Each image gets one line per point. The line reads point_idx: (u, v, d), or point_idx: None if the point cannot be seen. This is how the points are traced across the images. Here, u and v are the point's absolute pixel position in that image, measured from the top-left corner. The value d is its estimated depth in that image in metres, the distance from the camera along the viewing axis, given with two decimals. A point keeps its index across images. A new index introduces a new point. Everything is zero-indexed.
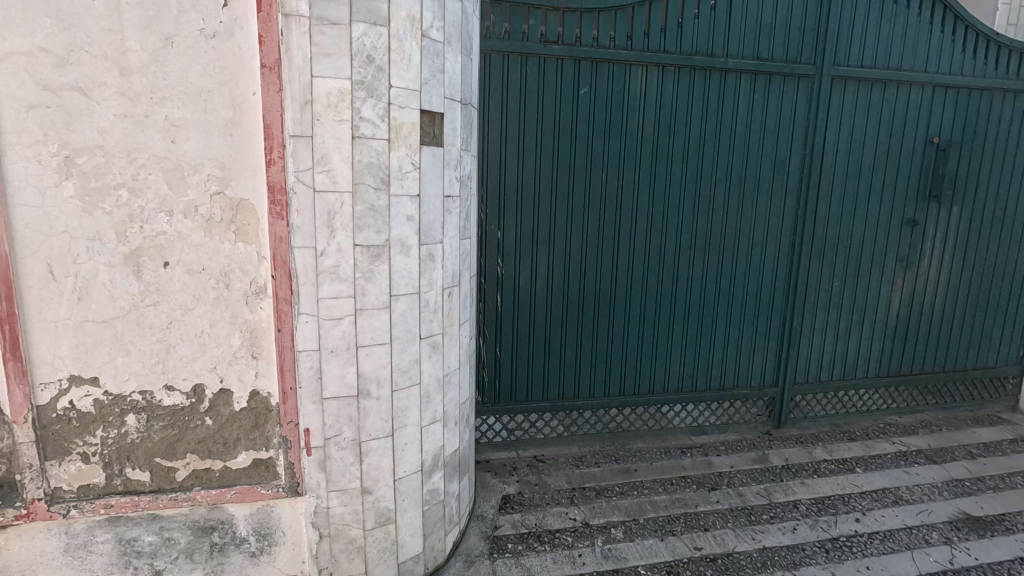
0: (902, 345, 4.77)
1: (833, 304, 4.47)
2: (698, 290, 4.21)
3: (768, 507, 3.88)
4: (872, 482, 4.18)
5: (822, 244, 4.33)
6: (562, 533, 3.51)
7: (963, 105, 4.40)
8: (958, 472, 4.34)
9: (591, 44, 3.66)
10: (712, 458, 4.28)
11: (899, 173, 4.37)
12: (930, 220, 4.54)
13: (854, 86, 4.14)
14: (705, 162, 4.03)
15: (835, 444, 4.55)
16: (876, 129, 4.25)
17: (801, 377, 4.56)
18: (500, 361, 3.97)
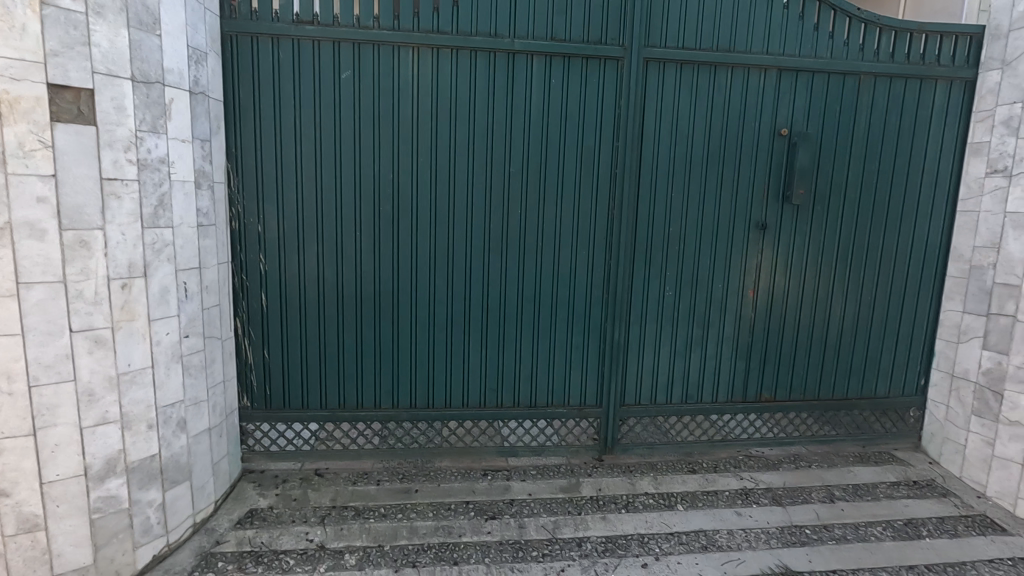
0: (761, 367, 4.14)
1: (665, 317, 3.95)
2: (497, 294, 3.80)
3: (546, 542, 3.41)
4: (688, 522, 3.62)
5: (646, 249, 3.84)
6: (286, 555, 3.19)
7: (819, 92, 3.82)
8: (803, 518, 3.70)
9: (351, 24, 3.39)
10: (511, 483, 3.85)
11: (740, 170, 3.83)
12: (786, 225, 3.96)
13: (675, 70, 3.66)
14: (497, 153, 3.64)
15: (668, 476, 4.00)
16: (707, 119, 3.74)
17: (632, 398, 4.05)
18: (269, 364, 3.72)
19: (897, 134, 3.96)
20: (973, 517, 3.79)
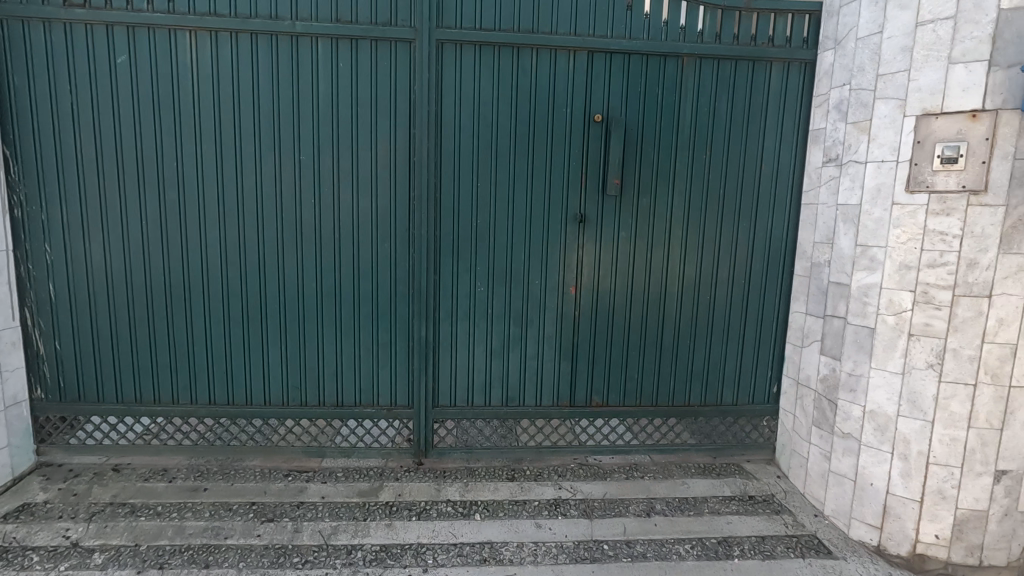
0: (589, 369, 3.88)
1: (477, 314, 3.75)
2: (293, 287, 3.65)
3: (314, 548, 3.24)
4: (478, 532, 3.40)
5: (451, 243, 3.64)
6: (33, 551, 3.07)
7: (636, 76, 3.57)
8: (607, 532, 3.44)
9: (124, 7, 3.30)
10: (308, 485, 3.69)
11: (552, 159, 3.60)
12: (607, 217, 3.70)
13: (473, 52, 3.46)
14: (287, 142, 3.49)
15: (480, 483, 3.78)
16: (511, 106, 3.53)
17: (446, 399, 3.85)
18: (61, 355, 3.66)
19: (729, 121, 3.68)
20: (801, 537, 3.46)
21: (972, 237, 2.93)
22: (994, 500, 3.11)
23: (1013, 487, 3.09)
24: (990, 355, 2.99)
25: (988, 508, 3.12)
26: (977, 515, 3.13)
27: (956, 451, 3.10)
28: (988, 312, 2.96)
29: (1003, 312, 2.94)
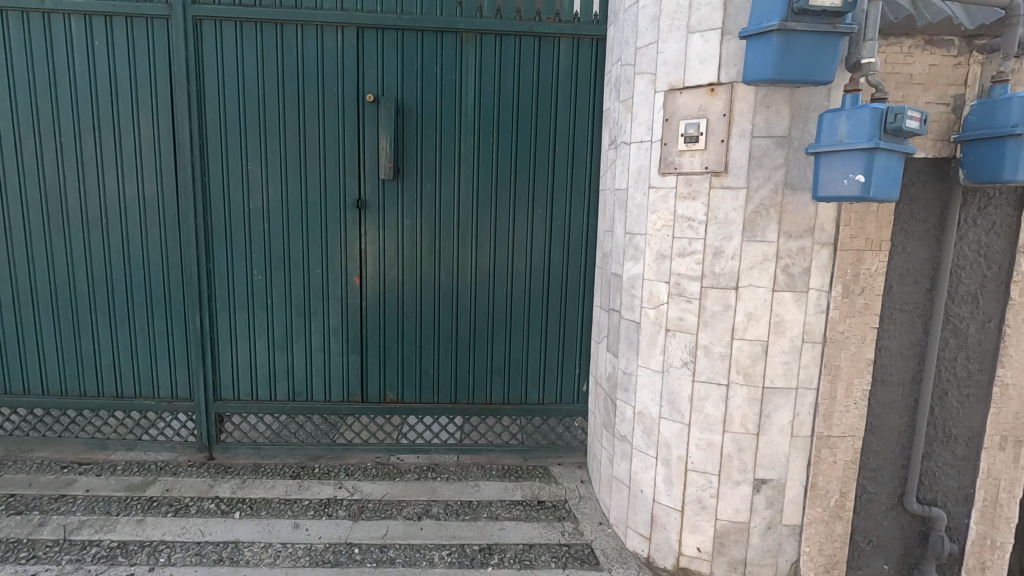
0: (379, 363, 3.71)
1: (256, 304, 3.60)
2: (63, 273, 3.55)
3: (48, 544, 3.07)
4: (228, 532, 3.24)
5: (223, 229, 3.51)
6: None
7: (412, 53, 3.37)
8: (365, 535, 3.26)
9: None
10: (78, 478, 3.55)
11: (325, 142, 3.44)
12: (388, 204, 3.52)
13: (233, 29, 3.30)
14: (46, 123, 3.39)
15: (258, 480, 3.64)
16: (277, 85, 3.37)
17: (228, 392, 3.72)
18: None
19: (516, 102, 3.45)
20: (572, 546, 3.24)
21: (717, 223, 2.67)
22: (755, 511, 2.84)
23: (775, 498, 2.83)
24: (740, 353, 2.72)
25: (749, 520, 2.86)
26: (738, 527, 2.87)
27: (713, 458, 2.84)
28: (736, 305, 2.70)
29: (751, 306, 2.68)
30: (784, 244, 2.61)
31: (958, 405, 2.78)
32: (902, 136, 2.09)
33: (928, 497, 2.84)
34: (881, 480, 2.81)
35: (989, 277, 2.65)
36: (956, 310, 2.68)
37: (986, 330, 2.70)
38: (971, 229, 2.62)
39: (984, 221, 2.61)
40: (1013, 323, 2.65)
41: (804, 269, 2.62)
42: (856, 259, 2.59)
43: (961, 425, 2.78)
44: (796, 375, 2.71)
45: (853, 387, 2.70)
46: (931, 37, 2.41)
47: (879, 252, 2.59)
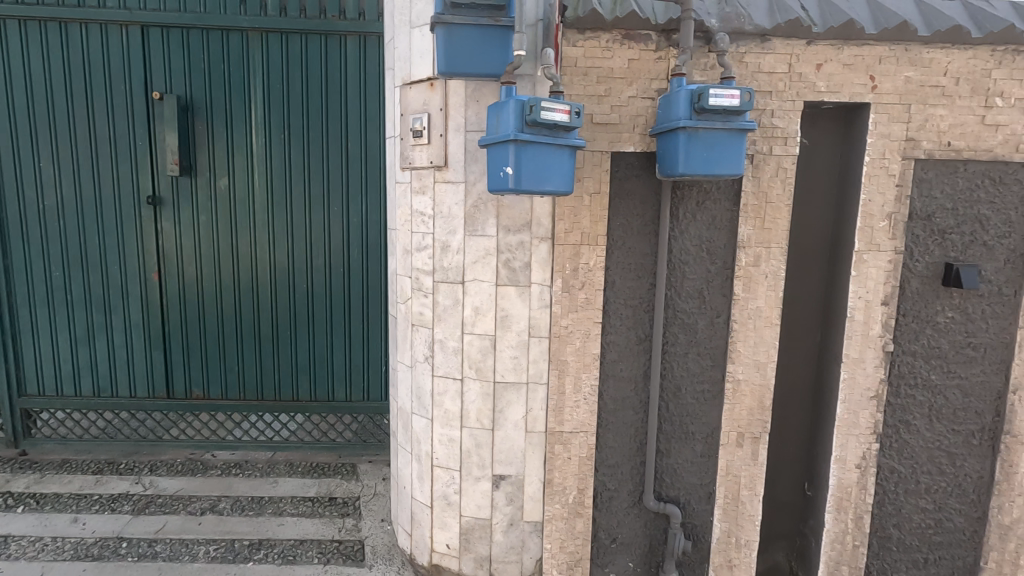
0: (182, 359, 3.73)
1: (56, 300, 3.64)
2: None
3: None
4: (2, 526, 3.23)
5: (19, 226, 3.55)
6: None
7: (198, 51, 3.41)
8: (141, 529, 3.25)
9: None
10: None
11: (116, 139, 3.47)
12: (182, 200, 3.55)
13: (19, 27, 3.35)
14: None
15: (57, 475, 3.64)
16: (65, 83, 3.41)
17: (34, 387, 3.77)
18: None
19: (305, 99, 3.47)
20: (344, 543, 3.23)
21: (442, 217, 2.67)
22: (496, 508, 2.83)
23: (515, 494, 2.81)
24: (470, 348, 2.72)
25: (492, 517, 2.84)
26: (481, 524, 2.86)
27: (454, 453, 2.83)
28: (464, 300, 2.69)
29: (477, 301, 2.68)
30: (503, 238, 2.61)
31: (695, 401, 2.75)
32: (553, 126, 2.10)
33: (671, 494, 2.82)
34: (620, 477, 2.80)
35: (713, 272, 2.65)
36: (684, 306, 2.67)
37: (715, 325, 2.69)
38: (692, 225, 2.62)
39: (704, 217, 2.61)
40: (738, 318, 2.65)
41: (525, 263, 2.62)
42: (573, 254, 2.59)
43: (698, 421, 2.76)
44: (525, 370, 2.70)
45: (581, 382, 2.69)
46: (627, 31, 2.43)
47: (596, 247, 2.58)
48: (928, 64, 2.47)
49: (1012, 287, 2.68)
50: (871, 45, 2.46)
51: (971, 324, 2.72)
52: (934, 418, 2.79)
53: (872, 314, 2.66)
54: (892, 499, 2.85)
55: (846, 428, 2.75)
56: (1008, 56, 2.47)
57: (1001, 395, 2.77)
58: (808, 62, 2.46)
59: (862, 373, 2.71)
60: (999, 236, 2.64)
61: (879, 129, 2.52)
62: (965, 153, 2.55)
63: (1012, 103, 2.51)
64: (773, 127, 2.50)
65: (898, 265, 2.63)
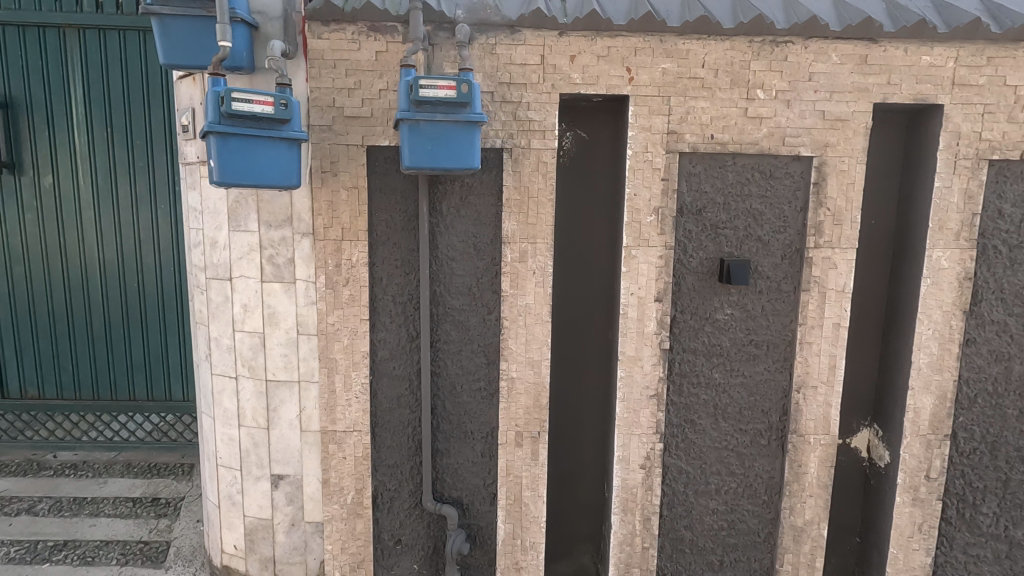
0: (17, 357, 3.74)
1: None
2: None
3: None
4: None
5: None
6: None
7: (15, 47, 3.38)
8: None
9: None
10: None
11: None
12: (6, 199, 3.53)
13: None
14: None
15: None
16: None
17: None
18: None
19: (127, 98, 3.44)
20: (150, 544, 3.18)
21: (208, 212, 2.63)
22: (277, 508, 2.79)
23: (295, 494, 2.77)
24: (242, 346, 2.68)
25: (273, 517, 2.80)
26: (263, 524, 2.81)
27: (235, 452, 2.79)
28: (233, 297, 2.65)
29: (245, 297, 2.64)
30: (265, 234, 2.57)
31: (473, 400, 2.70)
32: (260, 119, 2.08)
33: (453, 495, 2.77)
34: (400, 477, 2.75)
35: (482, 269, 2.60)
36: (455, 303, 2.62)
37: (487, 323, 2.64)
38: (457, 220, 2.57)
39: (469, 212, 2.56)
40: (507, 315, 2.60)
41: (288, 260, 2.58)
42: (335, 249, 2.55)
43: (477, 420, 2.72)
44: (296, 368, 2.67)
45: (351, 380, 2.64)
46: (372, 23, 2.39)
47: (357, 243, 2.54)
48: (685, 55, 2.43)
49: (790, 283, 2.63)
50: (625, 37, 2.41)
51: (752, 321, 2.65)
52: (720, 417, 2.73)
53: (645, 311, 2.61)
54: (682, 501, 2.79)
55: (627, 428, 2.69)
56: (766, 46, 2.43)
57: (786, 393, 2.71)
58: (561, 53, 2.42)
59: (640, 372, 2.65)
60: (774, 231, 2.59)
61: (640, 122, 2.47)
62: (729, 147, 2.50)
63: (774, 94, 2.46)
64: (529, 120, 2.46)
65: (669, 261, 2.57)
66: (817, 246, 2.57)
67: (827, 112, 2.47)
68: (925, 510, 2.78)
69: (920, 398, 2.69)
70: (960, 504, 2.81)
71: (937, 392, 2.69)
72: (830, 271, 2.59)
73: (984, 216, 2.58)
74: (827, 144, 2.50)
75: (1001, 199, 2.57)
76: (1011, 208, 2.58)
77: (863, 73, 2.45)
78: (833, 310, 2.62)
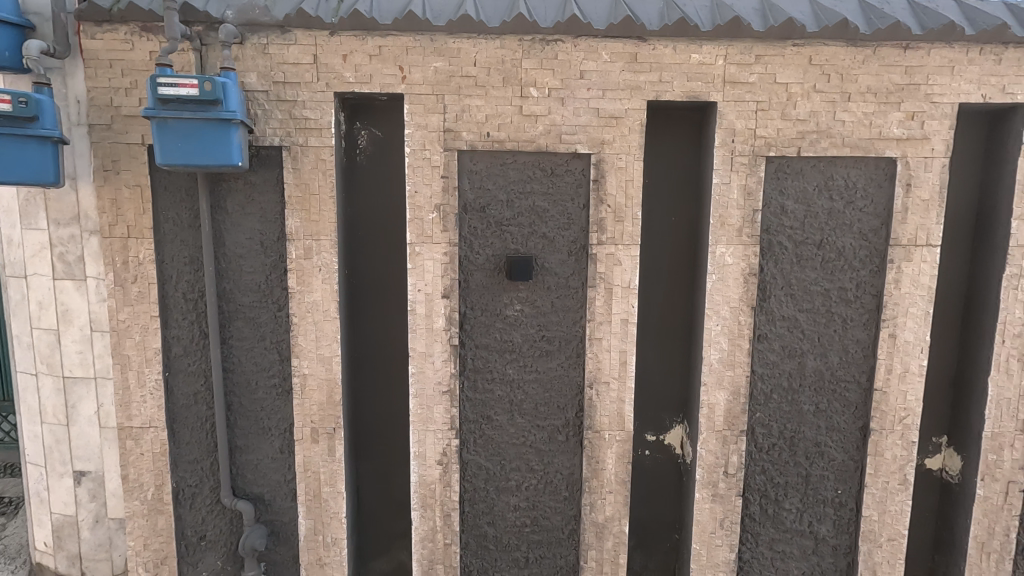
0: None
1: None
2: None
3: None
4: None
5: None
6: None
7: None
8: None
9: None
10: None
11: None
12: None
13: None
14: None
15: None
16: None
17: None
18: None
19: None
20: None
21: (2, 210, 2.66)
22: (80, 505, 2.80)
23: (97, 491, 2.79)
24: (39, 343, 2.71)
25: (77, 514, 2.81)
26: (68, 520, 2.82)
27: (39, 448, 2.81)
28: (29, 294, 2.68)
29: (39, 294, 2.66)
30: (55, 232, 2.61)
31: (270, 396, 2.73)
32: (1, 117, 2.13)
33: (255, 491, 2.79)
34: (201, 473, 2.77)
35: (270, 266, 2.63)
36: (246, 300, 2.65)
37: (279, 319, 2.67)
38: (244, 218, 2.60)
39: (255, 209, 2.60)
40: (296, 312, 2.62)
41: (78, 257, 2.62)
42: (121, 247, 2.57)
43: (275, 416, 2.74)
44: (91, 364, 2.69)
45: (144, 376, 2.67)
46: (144, 24, 2.43)
47: (142, 240, 2.56)
48: (455, 54, 2.46)
49: (578, 279, 2.65)
50: (396, 36, 2.45)
51: (542, 317, 2.67)
52: (516, 413, 2.74)
53: (433, 307, 2.63)
54: (483, 497, 2.80)
55: (422, 424, 2.71)
56: (536, 45, 2.46)
57: (581, 389, 2.72)
58: (333, 53, 2.46)
59: (431, 368, 2.67)
60: (558, 227, 2.61)
61: (416, 120, 2.50)
62: (507, 145, 2.53)
63: (547, 92, 2.49)
64: (304, 118, 2.50)
65: (453, 258, 2.60)
66: (600, 242, 2.59)
67: (600, 109, 2.50)
68: (725, 506, 2.78)
69: (713, 394, 2.70)
70: (762, 500, 2.82)
71: (730, 387, 2.70)
72: (614, 268, 2.61)
73: (766, 212, 2.60)
74: (603, 141, 2.52)
75: (783, 195, 2.59)
76: (793, 204, 2.60)
77: (634, 70, 2.47)
78: (620, 306, 2.64)
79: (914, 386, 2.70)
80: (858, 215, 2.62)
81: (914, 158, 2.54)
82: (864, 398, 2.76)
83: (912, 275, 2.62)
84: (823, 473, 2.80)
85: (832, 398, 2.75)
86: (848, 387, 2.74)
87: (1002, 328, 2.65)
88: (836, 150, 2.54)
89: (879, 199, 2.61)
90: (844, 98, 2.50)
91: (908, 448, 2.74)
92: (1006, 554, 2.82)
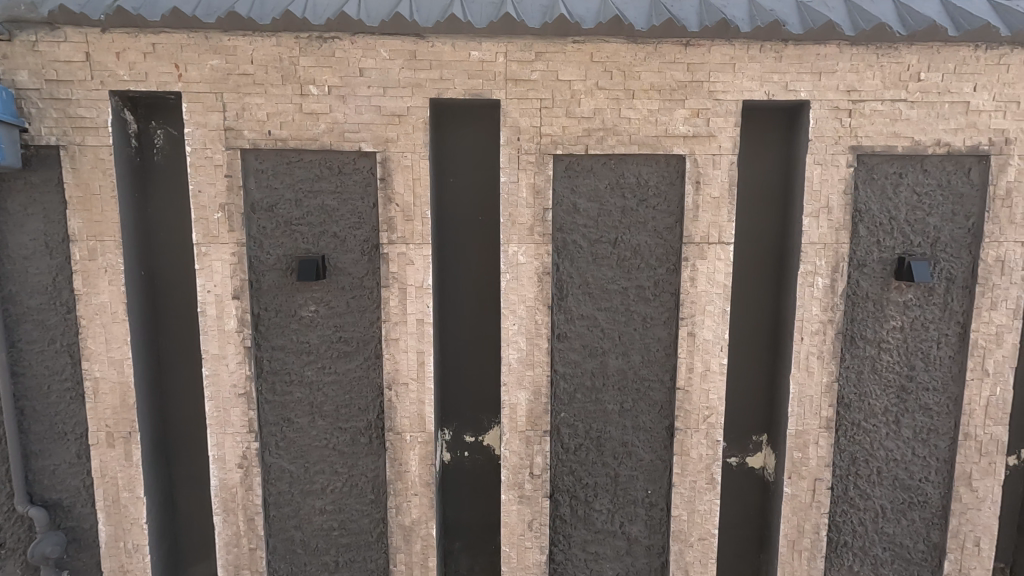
0: None
1: None
2: None
3: None
4: None
5: None
6: None
7: None
8: None
9: None
10: None
11: None
12: None
13: None
14: None
15: None
16: None
17: None
18: None
19: None
20: None
21: None
22: None
23: None
24: None
25: None
26: None
27: None
28: None
29: None
30: None
31: (65, 401, 2.68)
32: None
33: (53, 497, 2.73)
34: None
35: (56, 267, 2.58)
36: (33, 302, 2.60)
37: (69, 322, 2.62)
38: (26, 219, 2.55)
39: (37, 210, 2.54)
40: (83, 314, 2.57)
41: None
42: None
43: (71, 421, 2.69)
44: None
45: None
46: None
47: None
48: (231, 52, 2.43)
49: (372, 279, 2.62)
50: (170, 33, 2.42)
51: (339, 318, 2.64)
52: (317, 416, 2.70)
53: (224, 308, 2.59)
54: (289, 500, 2.77)
55: (219, 427, 2.66)
56: (313, 43, 2.44)
57: (382, 390, 2.69)
58: (105, 50, 2.42)
59: (225, 370, 2.63)
60: (349, 227, 2.58)
61: (194, 118, 2.47)
62: (290, 143, 2.50)
63: (328, 90, 2.46)
64: (79, 117, 2.45)
65: (241, 258, 2.56)
66: (391, 241, 2.57)
67: (382, 107, 2.48)
68: (533, 507, 2.76)
69: (514, 394, 2.68)
70: (572, 501, 2.79)
71: (531, 387, 2.68)
72: (407, 267, 2.58)
73: (558, 210, 2.59)
74: (388, 139, 2.50)
75: (575, 193, 2.58)
76: (586, 201, 2.59)
77: (413, 68, 2.45)
78: (415, 306, 2.61)
79: (715, 384, 2.68)
80: (652, 213, 2.61)
81: (702, 155, 2.53)
82: (669, 398, 2.74)
83: (707, 273, 2.61)
84: (632, 473, 2.78)
85: (637, 397, 2.73)
86: (652, 386, 2.73)
87: (799, 326, 2.66)
88: (623, 147, 2.53)
89: (672, 197, 2.60)
90: (628, 95, 2.49)
91: (714, 447, 2.73)
92: (817, 551, 2.82)
